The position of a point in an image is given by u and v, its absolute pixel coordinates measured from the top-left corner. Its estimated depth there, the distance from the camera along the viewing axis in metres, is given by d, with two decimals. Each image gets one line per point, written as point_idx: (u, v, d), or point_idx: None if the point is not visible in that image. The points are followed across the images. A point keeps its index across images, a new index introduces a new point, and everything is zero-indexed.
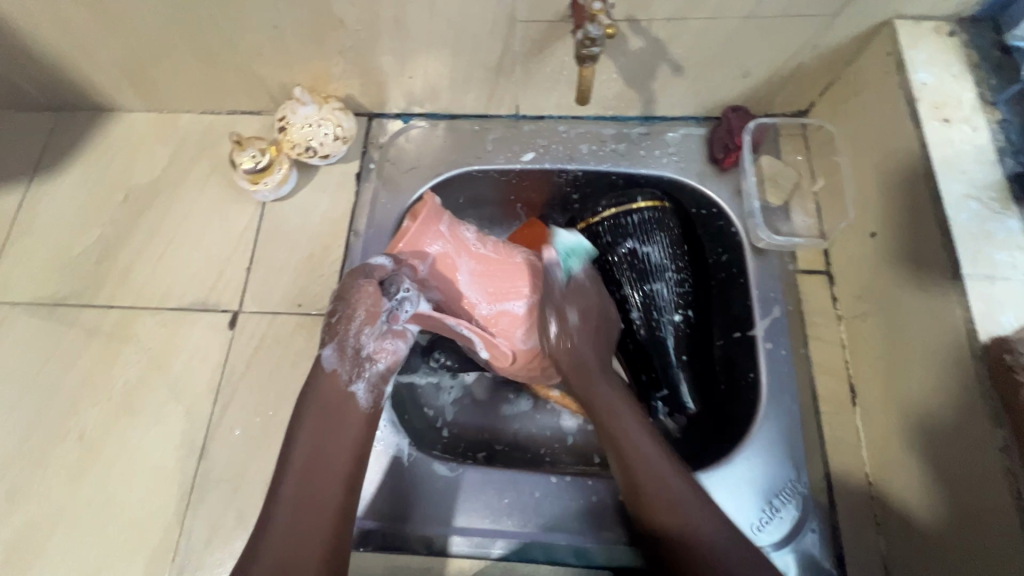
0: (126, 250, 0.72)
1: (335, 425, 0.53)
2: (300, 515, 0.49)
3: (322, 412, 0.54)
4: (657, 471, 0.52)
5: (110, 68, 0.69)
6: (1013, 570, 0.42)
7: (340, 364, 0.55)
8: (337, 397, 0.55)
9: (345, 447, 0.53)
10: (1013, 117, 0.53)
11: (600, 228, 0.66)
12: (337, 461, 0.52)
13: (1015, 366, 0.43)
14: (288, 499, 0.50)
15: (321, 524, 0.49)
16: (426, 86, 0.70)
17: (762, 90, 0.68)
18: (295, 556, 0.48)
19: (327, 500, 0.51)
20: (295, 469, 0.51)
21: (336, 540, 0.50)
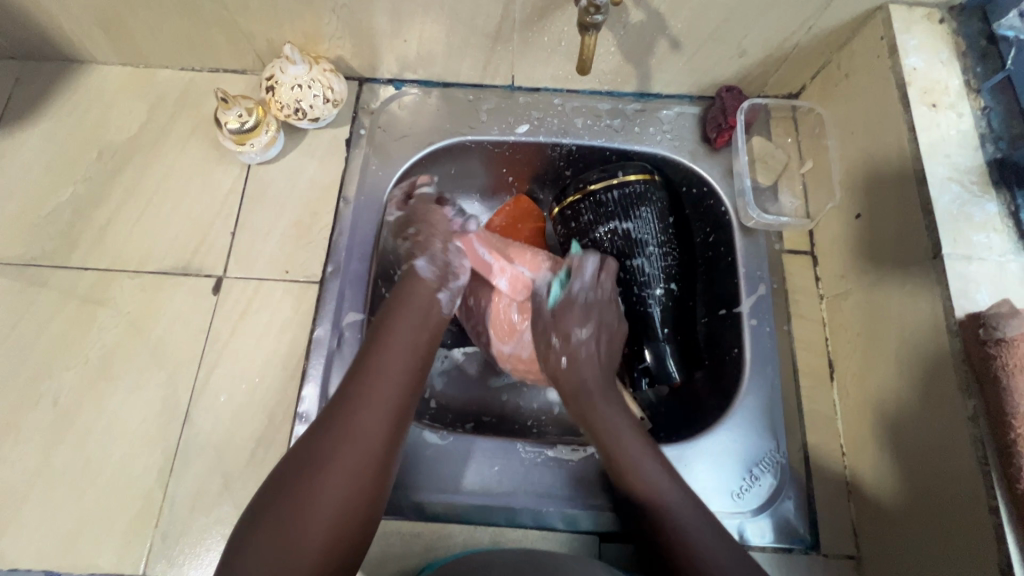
0: (102, 210, 0.68)
1: (414, 323, 0.57)
2: (373, 393, 0.51)
3: (407, 310, 0.58)
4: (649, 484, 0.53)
5: (83, 15, 0.65)
6: (976, 531, 0.45)
7: (432, 270, 0.61)
8: (423, 298, 0.59)
9: (419, 344, 0.57)
10: (996, 105, 0.55)
11: (582, 206, 0.67)
12: (411, 354, 0.56)
13: (989, 341, 0.45)
14: (362, 378, 0.52)
15: (389, 407, 0.51)
16: (421, 51, 0.68)
17: (757, 70, 0.69)
18: (367, 422, 0.49)
19: (397, 388, 0.53)
20: (374, 356, 0.54)
21: (399, 422, 0.52)
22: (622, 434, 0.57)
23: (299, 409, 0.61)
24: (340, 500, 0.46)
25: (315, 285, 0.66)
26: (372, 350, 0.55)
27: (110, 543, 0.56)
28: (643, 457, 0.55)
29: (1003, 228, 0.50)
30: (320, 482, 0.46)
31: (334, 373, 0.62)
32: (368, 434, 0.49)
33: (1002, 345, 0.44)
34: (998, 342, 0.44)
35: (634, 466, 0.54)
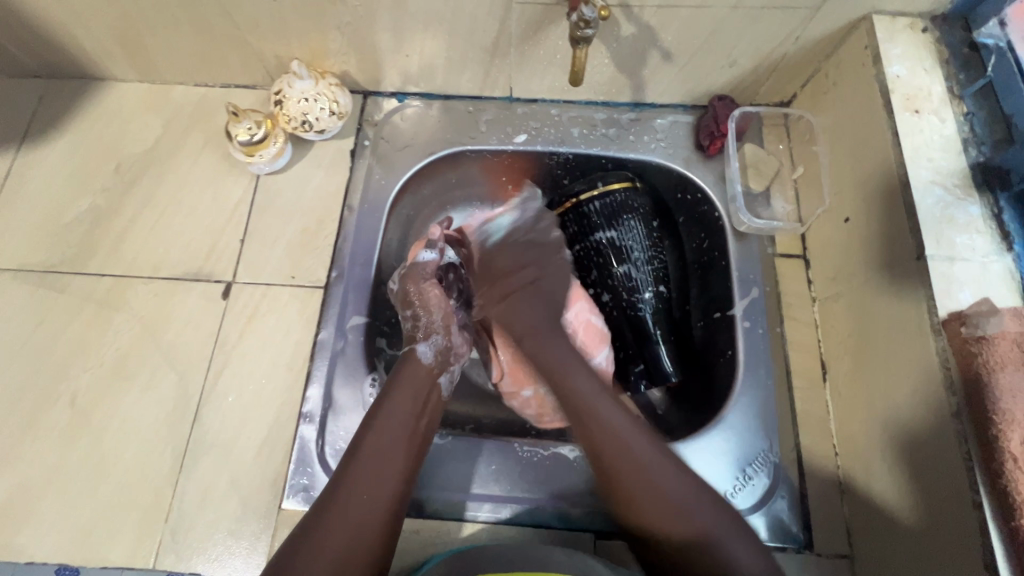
0: (119, 219, 0.72)
1: (413, 406, 0.57)
2: (368, 480, 0.51)
3: (405, 387, 0.58)
4: (636, 466, 0.52)
5: (103, 35, 0.69)
6: (962, 526, 0.46)
7: (434, 355, 0.62)
8: (427, 385, 0.59)
9: (417, 427, 0.56)
10: (979, 111, 0.56)
11: (568, 217, 0.71)
12: (408, 439, 0.55)
13: (970, 339, 0.46)
14: (360, 462, 0.52)
15: (386, 492, 0.51)
16: (422, 65, 0.71)
17: (747, 79, 0.71)
18: (362, 508, 0.50)
19: (395, 476, 0.52)
20: (371, 442, 0.54)
21: (396, 506, 0.52)
22: (633, 446, 0.53)
23: (304, 409, 0.63)
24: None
25: (320, 290, 0.68)
26: (368, 437, 0.54)
27: (122, 538, 0.59)
28: (660, 468, 0.52)
29: (986, 230, 0.51)
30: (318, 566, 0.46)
31: (337, 374, 0.64)
32: (365, 521, 0.49)
33: (982, 342, 0.45)
34: (978, 340, 0.46)
35: (651, 486, 0.51)
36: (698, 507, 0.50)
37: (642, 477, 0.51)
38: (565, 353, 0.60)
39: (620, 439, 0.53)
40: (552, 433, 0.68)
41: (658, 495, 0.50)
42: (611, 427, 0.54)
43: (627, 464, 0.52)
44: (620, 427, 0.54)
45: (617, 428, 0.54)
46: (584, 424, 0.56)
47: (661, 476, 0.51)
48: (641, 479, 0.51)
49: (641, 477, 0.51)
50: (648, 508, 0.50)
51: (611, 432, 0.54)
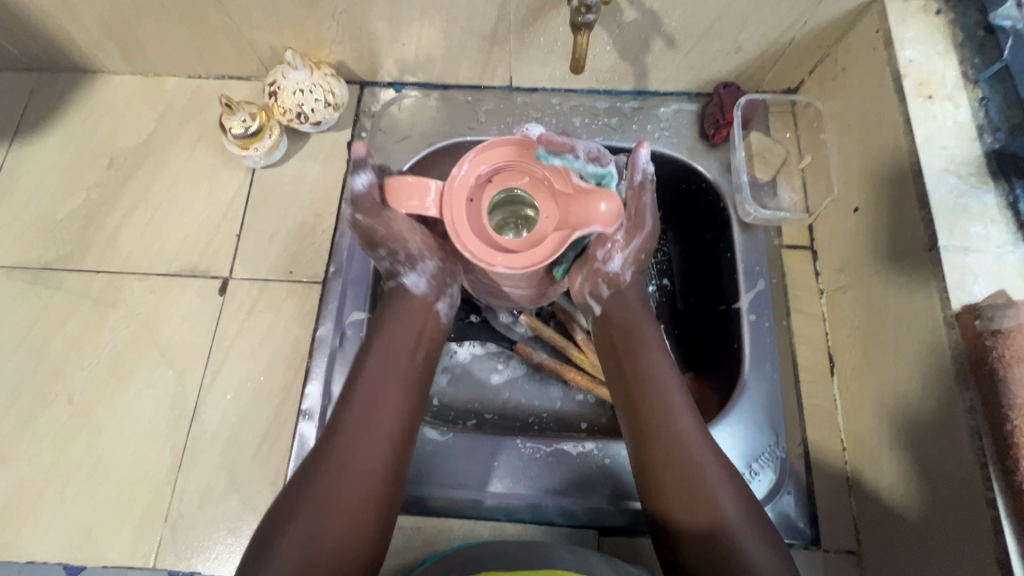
0: (114, 215, 0.71)
1: (408, 339, 0.55)
2: (367, 423, 0.49)
3: (396, 324, 0.56)
4: (684, 450, 0.49)
5: (93, 27, 0.67)
6: (974, 524, 0.45)
7: (427, 287, 0.58)
8: (416, 318, 0.57)
9: (410, 366, 0.54)
10: (995, 95, 0.54)
11: None
12: (405, 375, 0.53)
13: (985, 332, 0.45)
14: (358, 408, 0.50)
15: (388, 436, 0.49)
16: (420, 54, 0.69)
17: (753, 66, 0.69)
18: (365, 455, 0.48)
19: (394, 413, 0.51)
20: (363, 383, 0.52)
21: (399, 448, 0.50)
22: (685, 431, 0.50)
23: (304, 406, 0.62)
24: (350, 538, 0.45)
25: (319, 286, 0.67)
26: (359, 379, 0.52)
27: (121, 536, 0.58)
28: (703, 455, 0.49)
29: (1002, 219, 0.50)
30: (325, 518, 0.44)
31: (337, 369, 0.62)
32: (365, 467, 0.47)
33: (998, 336, 0.43)
34: (994, 333, 0.44)
35: (691, 476, 0.48)
36: (721, 494, 0.48)
37: (691, 465, 0.49)
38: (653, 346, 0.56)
39: (675, 422, 0.51)
40: (554, 428, 0.69)
41: (694, 481, 0.48)
42: (665, 409, 0.52)
43: (675, 449, 0.49)
44: (677, 411, 0.52)
45: (670, 413, 0.51)
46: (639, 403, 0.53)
47: (698, 456, 0.49)
48: (684, 464, 0.49)
49: (688, 463, 0.49)
50: (683, 498, 0.48)
51: (665, 414, 0.51)
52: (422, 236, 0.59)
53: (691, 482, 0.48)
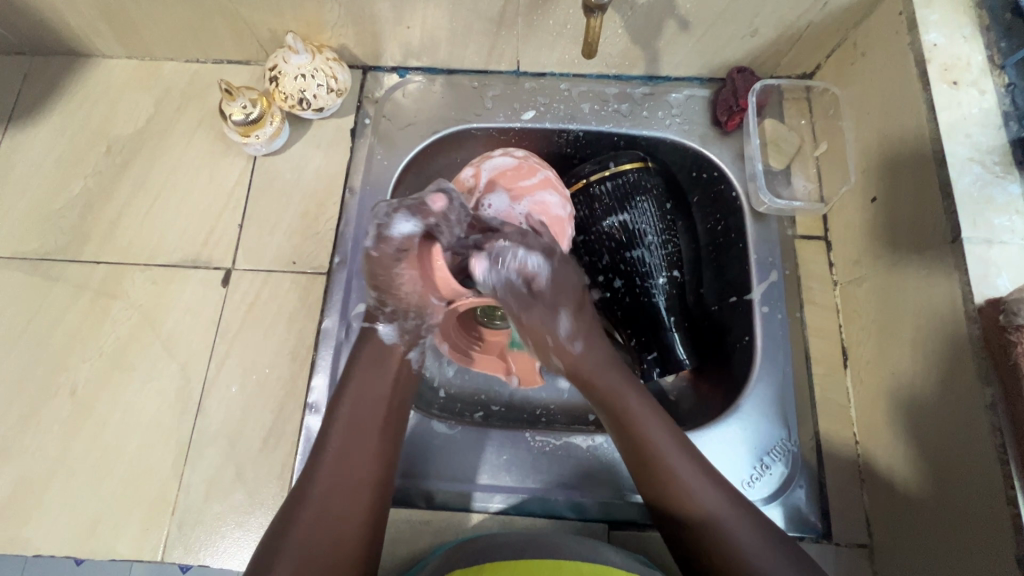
0: (113, 204, 0.69)
1: (382, 387, 0.52)
2: (342, 476, 0.48)
3: (369, 371, 0.53)
4: (641, 435, 0.51)
5: (87, 9, 0.65)
6: (993, 520, 0.44)
7: (399, 338, 0.54)
8: (389, 371, 0.53)
9: (387, 413, 0.52)
10: (1021, 81, 0.52)
11: (577, 199, 0.66)
12: (380, 423, 0.51)
13: (1009, 328, 0.43)
14: (333, 462, 0.48)
15: (367, 486, 0.48)
16: (424, 38, 0.67)
17: (768, 50, 0.67)
18: (343, 508, 0.46)
19: (369, 465, 0.49)
20: (337, 431, 0.50)
21: (379, 497, 0.49)
22: (639, 414, 0.52)
23: (310, 399, 0.61)
24: None
25: (323, 277, 0.66)
26: (332, 426, 0.50)
27: (128, 530, 0.58)
28: (660, 438, 0.51)
29: None
30: (304, 571, 0.43)
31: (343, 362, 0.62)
32: (346, 520, 0.46)
33: (1022, 332, 0.42)
34: (1017, 329, 0.42)
35: (665, 472, 0.49)
36: (689, 479, 0.49)
37: (662, 459, 0.50)
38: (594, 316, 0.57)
39: (629, 407, 0.52)
40: (562, 420, 0.69)
41: (663, 467, 0.49)
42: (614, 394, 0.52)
43: (636, 434, 0.51)
44: (630, 398, 0.52)
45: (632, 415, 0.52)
46: (604, 408, 0.53)
47: (653, 441, 0.50)
48: (648, 450, 0.50)
49: (647, 449, 0.50)
50: (660, 486, 0.50)
51: (616, 398, 0.52)
52: (420, 285, 0.49)
53: (659, 470, 0.50)
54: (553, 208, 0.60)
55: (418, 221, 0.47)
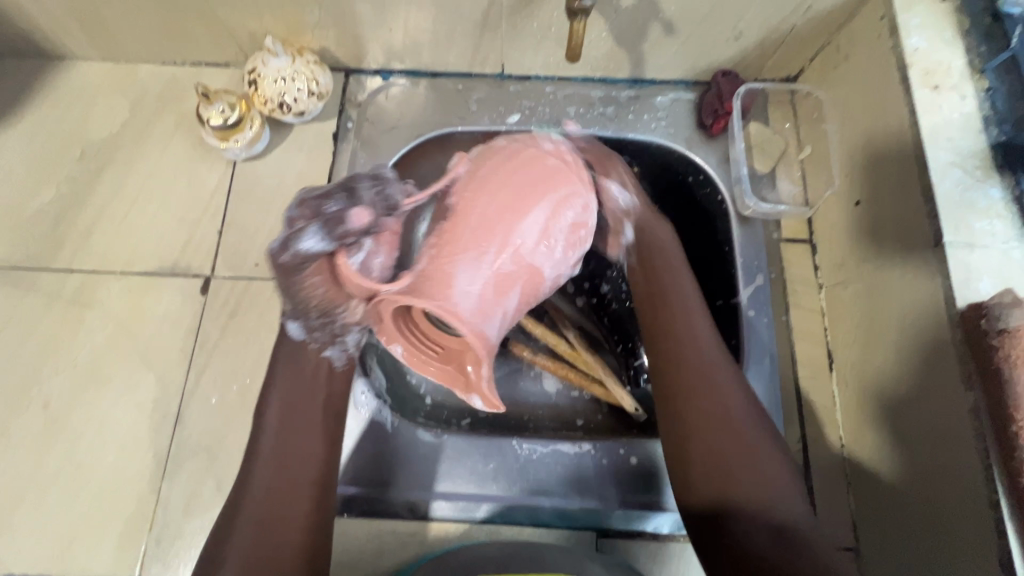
0: (87, 211, 0.67)
1: (306, 385, 0.53)
2: (278, 475, 0.48)
3: (289, 372, 0.53)
4: (711, 406, 0.50)
5: (57, 10, 0.63)
6: (977, 525, 0.44)
7: (309, 335, 0.53)
8: (308, 369, 0.53)
9: (323, 409, 0.52)
10: (1002, 85, 0.52)
11: None
12: (314, 421, 0.51)
13: (991, 332, 0.43)
14: (267, 461, 0.48)
15: (304, 483, 0.48)
16: (407, 40, 0.66)
17: (753, 53, 0.67)
18: (281, 506, 0.46)
19: (307, 461, 0.49)
20: (271, 432, 0.50)
21: (319, 493, 0.48)
22: (722, 384, 0.51)
23: None
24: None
25: None
26: (264, 427, 0.50)
27: (103, 547, 0.56)
28: (744, 412, 0.50)
29: (1007, 214, 0.49)
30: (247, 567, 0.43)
31: None
32: (285, 521, 0.46)
33: (1004, 336, 0.42)
34: (1000, 333, 0.43)
35: (722, 450, 0.48)
36: (761, 458, 0.48)
37: (731, 442, 0.48)
38: (688, 299, 0.57)
39: (711, 376, 0.52)
40: (549, 425, 0.68)
41: (721, 447, 0.48)
42: (705, 367, 0.52)
43: (700, 409, 0.50)
44: (721, 375, 0.52)
45: (715, 383, 0.51)
46: (670, 390, 0.52)
47: (733, 415, 0.50)
48: (716, 422, 0.49)
49: (718, 420, 0.50)
50: (701, 466, 0.48)
51: (703, 374, 0.52)
52: (327, 287, 0.47)
53: (715, 448, 0.48)
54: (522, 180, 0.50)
55: (328, 240, 0.45)
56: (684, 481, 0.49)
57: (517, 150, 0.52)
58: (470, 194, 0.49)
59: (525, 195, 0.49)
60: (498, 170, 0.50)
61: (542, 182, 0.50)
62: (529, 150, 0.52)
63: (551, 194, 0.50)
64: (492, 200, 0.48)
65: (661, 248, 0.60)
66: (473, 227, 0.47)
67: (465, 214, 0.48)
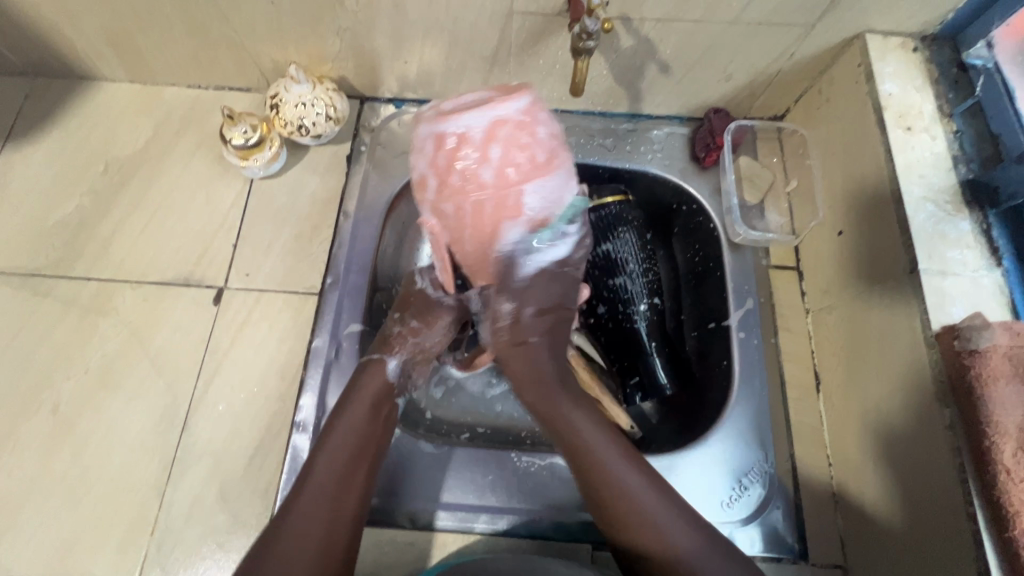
0: (107, 222, 0.70)
1: (371, 421, 0.54)
2: (323, 502, 0.49)
3: (360, 401, 0.54)
4: (604, 463, 0.52)
5: (95, 35, 0.67)
6: (957, 538, 0.46)
7: (399, 376, 0.58)
8: (384, 410, 0.55)
9: (373, 445, 0.54)
10: (967, 129, 0.58)
11: None
12: (366, 456, 0.53)
13: (963, 352, 0.47)
14: (317, 485, 0.50)
15: (343, 512, 0.49)
16: (421, 72, 0.71)
17: (742, 93, 0.72)
18: (321, 532, 0.48)
19: (352, 493, 0.51)
20: (326, 456, 0.51)
21: (357, 523, 0.50)
22: (579, 433, 0.54)
23: (298, 418, 0.61)
24: None
25: (315, 297, 0.67)
26: (323, 450, 0.52)
27: (104, 551, 0.57)
28: (619, 462, 0.52)
29: (975, 245, 0.53)
30: None
31: (331, 381, 0.62)
32: (326, 547, 0.48)
33: (975, 356, 0.46)
34: (971, 353, 0.46)
35: (632, 507, 0.51)
36: (662, 515, 0.50)
37: (634, 492, 0.51)
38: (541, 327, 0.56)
39: (583, 439, 0.53)
40: (546, 442, 0.70)
41: (631, 498, 0.51)
42: (576, 433, 0.54)
43: (603, 474, 0.52)
44: (589, 434, 0.54)
45: (580, 443, 0.53)
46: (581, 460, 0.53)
47: (615, 469, 0.52)
48: (610, 480, 0.52)
49: (620, 481, 0.51)
50: (631, 518, 0.51)
51: (576, 436, 0.54)
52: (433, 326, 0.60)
53: (625, 504, 0.51)
54: (519, 153, 0.46)
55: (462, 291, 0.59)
56: (620, 539, 0.51)
57: (483, 137, 0.45)
58: (492, 217, 0.48)
59: (523, 150, 0.46)
60: (505, 175, 0.46)
61: (499, 158, 0.45)
62: (495, 129, 0.45)
63: (546, 136, 0.47)
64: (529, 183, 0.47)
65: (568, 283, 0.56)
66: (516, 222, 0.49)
67: (502, 227, 0.49)
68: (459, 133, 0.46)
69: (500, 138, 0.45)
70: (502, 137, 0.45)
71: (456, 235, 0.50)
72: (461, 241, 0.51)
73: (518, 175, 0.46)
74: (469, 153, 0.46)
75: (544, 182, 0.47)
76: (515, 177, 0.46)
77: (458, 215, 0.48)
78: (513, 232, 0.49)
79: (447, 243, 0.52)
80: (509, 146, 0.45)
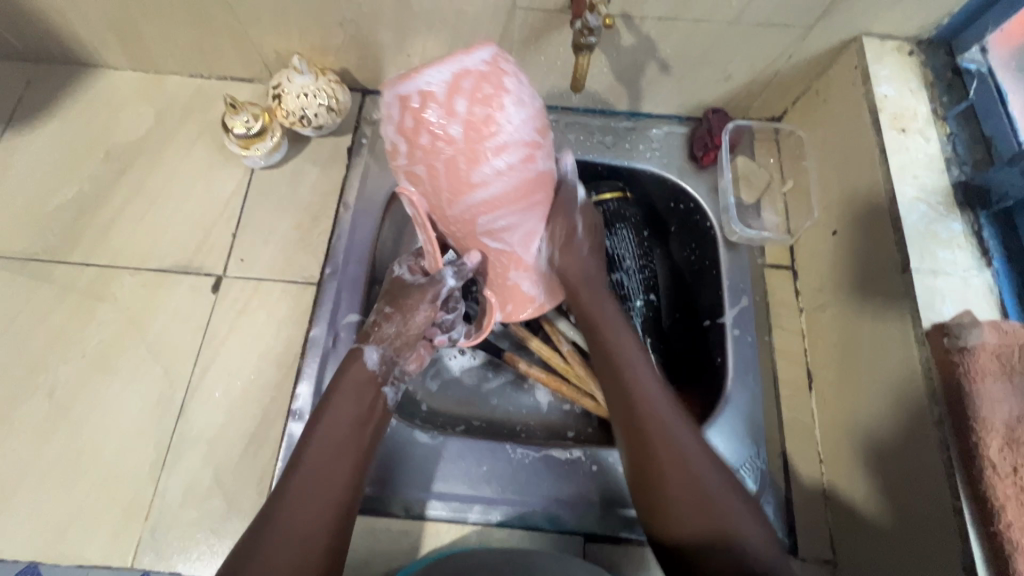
0: (107, 208, 0.70)
1: (358, 416, 0.53)
2: (309, 499, 0.48)
3: (346, 397, 0.53)
4: (661, 423, 0.52)
5: (98, 22, 0.68)
6: (943, 531, 0.47)
7: (381, 367, 0.56)
8: (367, 400, 0.54)
9: (360, 440, 0.53)
10: (961, 132, 0.58)
11: None
12: (353, 451, 0.52)
13: (952, 349, 0.48)
14: (303, 480, 0.49)
15: (329, 507, 0.49)
16: (423, 66, 0.71)
17: (741, 94, 0.73)
18: (305, 528, 0.47)
19: (339, 488, 0.50)
20: (312, 452, 0.50)
21: (342, 520, 0.49)
22: (654, 399, 0.53)
23: (294, 406, 0.61)
24: None
25: (313, 287, 0.68)
26: (309, 445, 0.51)
27: (98, 534, 0.57)
28: (692, 442, 0.51)
29: (967, 245, 0.54)
30: None
31: (327, 370, 0.62)
32: (312, 542, 0.47)
33: (963, 352, 0.47)
34: (960, 350, 0.47)
35: (694, 480, 0.49)
36: (722, 492, 0.49)
37: (696, 463, 0.50)
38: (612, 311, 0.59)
39: (654, 401, 0.53)
40: (540, 435, 0.70)
41: (694, 474, 0.49)
42: (647, 396, 0.54)
43: (665, 439, 0.51)
44: (659, 402, 0.53)
45: (664, 415, 0.52)
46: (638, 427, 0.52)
47: (680, 437, 0.51)
48: (669, 450, 0.50)
49: (677, 452, 0.50)
50: (672, 497, 0.49)
51: (649, 401, 0.53)
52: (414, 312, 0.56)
53: (685, 477, 0.49)
54: (481, 113, 0.43)
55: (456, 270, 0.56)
56: (660, 519, 0.49)
57: (448, 90, 0.42)
58: (457, 177, 0.46)
59: (482, 106, 0.43)
60: (473, 128, 0.43)
61: (462, 112, 0.43)
62: (460, 80, 0.42)
63: (509, 92, 0.44)
64: (494, 141, 0.44)
65: (581, 266, 0.58)
66: (486, 180, 0.46)
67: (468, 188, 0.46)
68: (423, 90, 0.42)
69: (461, 92, 0.42)
70: (465, 93, 0.42)
71: (428, 199, 0.49)
72: (440, 207, 0.49)
73: (481, 133, 0.44)
74: (436, 110, 0.42)
75: (507, 143, 0.44)
76: (478, 138, 0.44)
77: (426, 177, 0.47)
78: (491, 185, 0.46)
79: (429, 213, 0.51)
80: (471, 102, 0.43)
